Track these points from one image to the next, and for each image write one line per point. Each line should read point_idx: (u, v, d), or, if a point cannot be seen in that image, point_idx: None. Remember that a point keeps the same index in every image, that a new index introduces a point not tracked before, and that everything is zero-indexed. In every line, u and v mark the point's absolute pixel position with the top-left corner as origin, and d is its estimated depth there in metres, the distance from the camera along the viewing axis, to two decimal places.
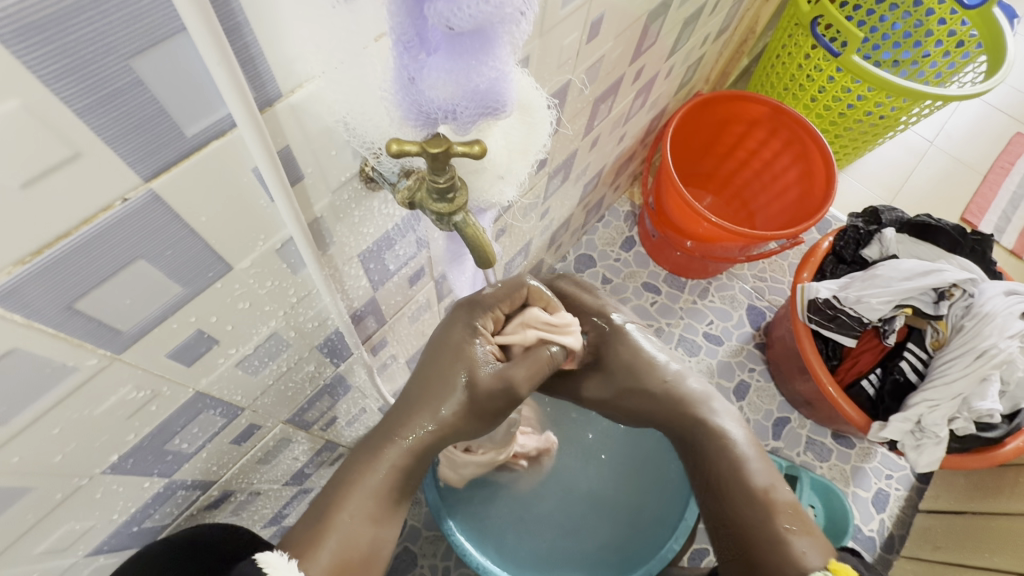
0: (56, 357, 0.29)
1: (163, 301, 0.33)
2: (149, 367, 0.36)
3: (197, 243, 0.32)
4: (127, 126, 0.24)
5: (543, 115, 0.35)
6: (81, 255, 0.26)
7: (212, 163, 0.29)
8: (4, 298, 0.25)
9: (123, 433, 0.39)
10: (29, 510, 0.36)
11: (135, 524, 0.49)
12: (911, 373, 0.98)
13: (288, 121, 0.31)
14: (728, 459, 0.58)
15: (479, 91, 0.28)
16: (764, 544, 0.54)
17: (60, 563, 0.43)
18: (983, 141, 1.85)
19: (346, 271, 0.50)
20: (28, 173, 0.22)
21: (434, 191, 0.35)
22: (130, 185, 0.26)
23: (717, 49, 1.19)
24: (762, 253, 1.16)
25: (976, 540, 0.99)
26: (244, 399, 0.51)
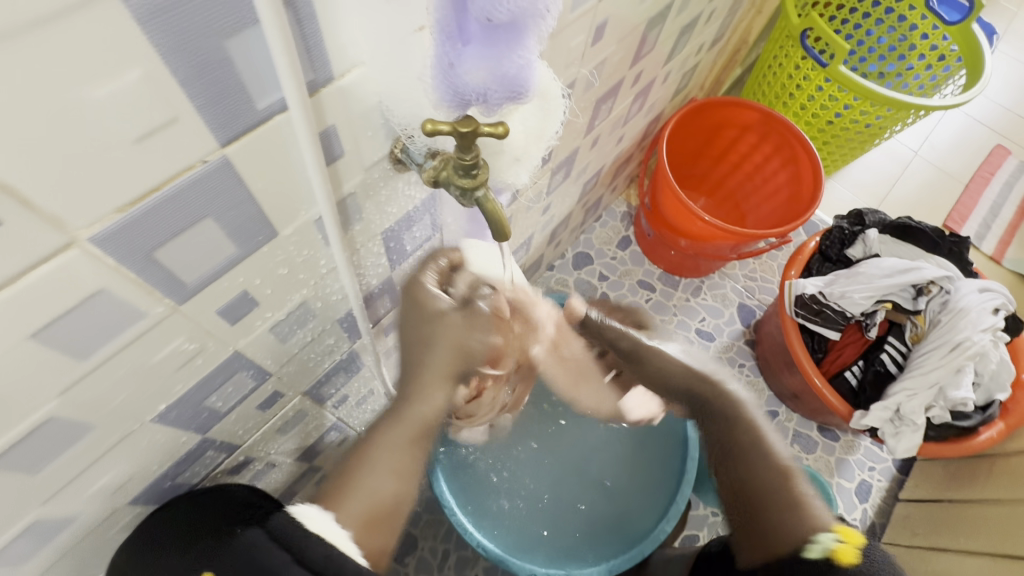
0: (130, 302, 0.33)
1: (220, 259, 0.37)
2: (200, 322, 0.40)
3: (253, 207, 0.36)
4: (213, 97, 0.28)
5: (560, 104, 0.40)
6: (164, 209, 0.31)
7: (275, 136, 0.33)
8: (103, 242, 0.29)
9: (172, 384, 0.43)
10: (89, 450, 0.40)
11: (168, 478, 0.53)
12: (890, 365, 1.04)
13: (336, 101, 0.36)
14: (755, 439, 0.69)
15: (508, 76, 0.33)
16: (785, 512, 0.64)
17: (104, 509, 0.47)
18: (965, 152, 1.92)
19: (369, 248, 0.54)
20: (137, 131, 0.27)
21: (460, 168, 0.40)
22: (208, 149, 0.30)
23: (712, 57, 1.25)
24: (752, 251, 1.21)
25: (952, 526, 1.04)
26: (273, 365, 0.55)
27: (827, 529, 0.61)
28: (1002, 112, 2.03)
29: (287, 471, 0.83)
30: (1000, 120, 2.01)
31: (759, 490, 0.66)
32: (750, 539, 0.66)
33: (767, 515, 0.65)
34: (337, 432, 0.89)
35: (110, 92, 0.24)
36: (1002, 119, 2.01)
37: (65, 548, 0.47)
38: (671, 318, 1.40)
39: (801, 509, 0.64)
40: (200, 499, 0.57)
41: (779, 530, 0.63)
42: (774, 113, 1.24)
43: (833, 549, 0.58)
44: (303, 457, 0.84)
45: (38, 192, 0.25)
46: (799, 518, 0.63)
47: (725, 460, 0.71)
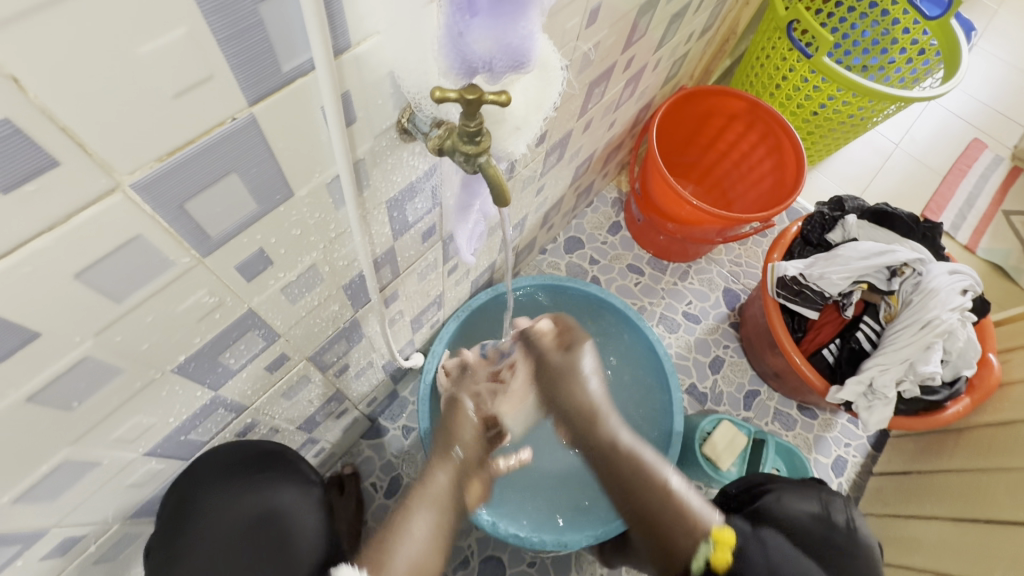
0: (161, 250, 0.36)
1: (242, 215, 0.40)
2: (221, 276, 0.43)
3: (274, 166, 0.39)
4: (245, 58, 0.31)
5: (558, 75, 0.43)
6: (196, 163, 0.34)
7: (296, 98, 0.36)
8: (143, 190, 0.32)
9: (191, 336, 0.45)
10: (116, 393, 0.43)
11: (182, 433, 0.56)
12: (865, 343, 1.09)
13: (352, 69, 0.39)
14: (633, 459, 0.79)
15: (512, 47, 0.36)
16: (671, 523, 0.74)
17: (125, 456, 0.50)
18: (944, 145, 1.99)
19: (374, 215, 0.57)
20: (179, 86, 0.29)
21: (464, 134, 0.43)
22: (238, 107, 0.33)
23: (701, 47, 1.28)
24: (737, 236, 1.26)
25: (920, 493, 1.12)
26: (282, 326, 0.58)
27: (705, 537, 0.73)
28: (980, 107, 2.09)
29: (289, 439, 0.86)
30: (978, 115, 2.08)
31: (649, 513, 0.76)
32: (661, 555, 0.76)
33: (658, 527, 0.75)
34: (337, 403, 0.92)
35: (159, 48, 0.27)
36: (980, 113, 2.08)
37: (87, 494, 0.50)
38: (659, 301, 1.45)
39: (685, 517, 0.74)
40: (236, 450, 0.66)
41: (678, 531, 0.74)
42: (760, 102, 1.28)
43: (713, 558, 0.72)
44: (304, 426, 0.87)
45: (91, 137, 0.28)
46: (682, 520, 0.74)
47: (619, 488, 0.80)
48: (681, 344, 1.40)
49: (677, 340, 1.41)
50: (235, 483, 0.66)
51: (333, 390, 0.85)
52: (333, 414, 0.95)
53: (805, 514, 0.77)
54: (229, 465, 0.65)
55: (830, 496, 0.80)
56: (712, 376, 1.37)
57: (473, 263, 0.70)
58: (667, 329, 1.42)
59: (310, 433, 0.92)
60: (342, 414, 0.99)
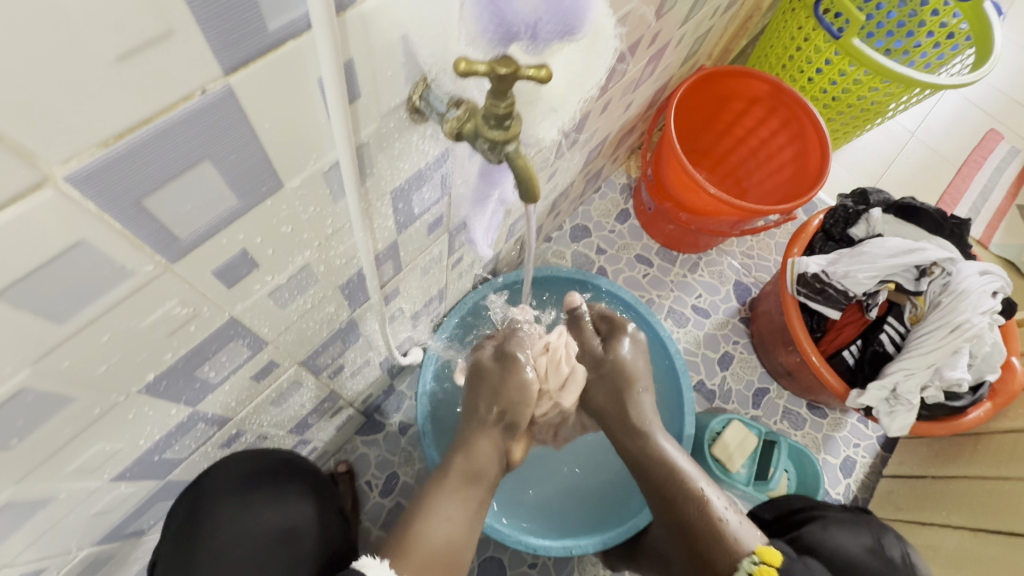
0: (116, 257, 0.29)
1: (219, 211, 0.33)
2: (195, 283, 0.36)
3: (259, 151, 0.32)
4: (218, 9, 0.23)
5: (608, 46, 0.35)
6: (155, 149, 0.26)
7: (287, 64, 0.28)
8: (83, 183, 0.24)
9: (162, 352, 0.38)
10: (70, 422, 0.36)
11: (156, 453, 0.50)
12: (889, 345, 1.04)
13: (356, 31, 0.31)
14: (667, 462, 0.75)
15: (563, 7, 0.28)
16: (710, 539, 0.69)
17: (87, 485, 0.44)
18: (961, 135, 1.92)
19: (377, 207, 0.50)
20: (126, 44, 0.22)
21: (492, 118, 0.36)
22: (210, 77, 0.25)
23: (724, 23, 1.19)
24: (754, 228, 1.19)
25: (935, 500, 1.08)
26: (270, 332, 0.50)
27: (749, 552, 0.67)
28: (999, 96, 2.02)
29: (280, 443, 0.79)
30: (996, 104, 2.01)
31: (691, 526, 0.71)
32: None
33: (703, 544, 0.70)
34: (330, 404, 0.85)
35: None
36: (999, 103, 2.01)
37: (42, 526, 0.43)
38: (667, 294, 1.39)
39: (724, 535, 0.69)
40: (257, 459, 0.65)
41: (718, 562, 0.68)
42: (784, 85, 1.19)
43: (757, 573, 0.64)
44: (296, 429, 0.80)
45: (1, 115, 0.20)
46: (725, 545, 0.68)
47: (659, 501, 0.75)
48: (690, 339, 1.35)
49: (686, 335, 1.36)
50: (248, 495, 0.64)
51: (327, 391, 0.79)
52: (327, 414, 0.88)
53: (859, 547, 0.75)
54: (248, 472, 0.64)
55: (883, 530, 0.78)
56: (721, 372, 1.32)
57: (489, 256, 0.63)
58: (675, 323, 1.36)
59: (302, 436, 0.86)
60: (337, 413, 0.92)
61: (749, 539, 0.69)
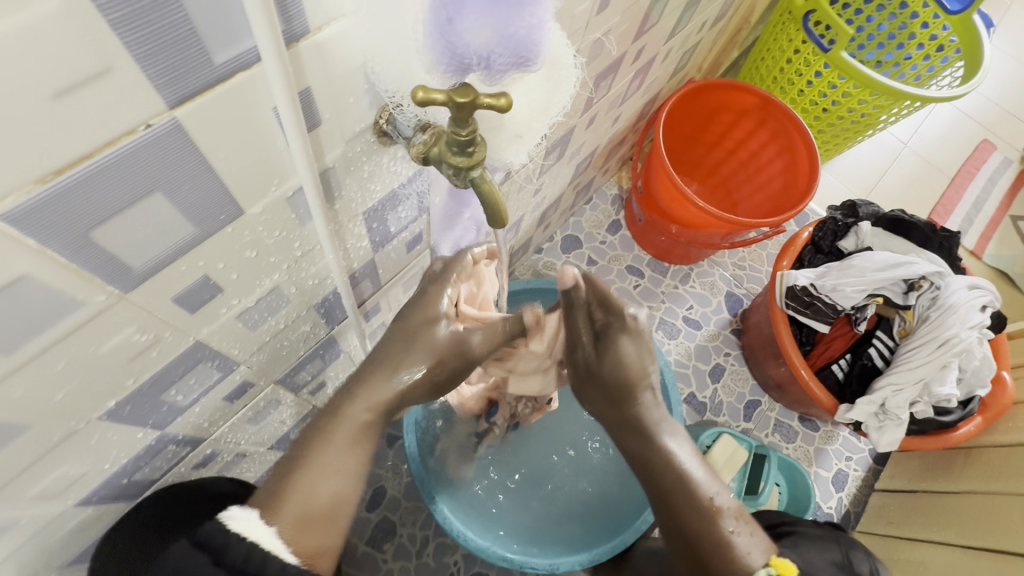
0: (65, 288, 0.28)
1: (175, 240, 0.32)
2: (154, 310, 0.35)
3: (214, 180, 0.31)
4: (158, 45, 0.23)
5: (570, 73, 0.35)
6: (101, 182, 0.26)
7: (239, 95, 0.28)
8: (23, 220, 0.24)
9: (123, 378, 0.38)
10: (26, 451, 0.35)
11: (126, 476, 0.49)
12: (877, 359, 1.03)
13: (312, 60, 0.31)
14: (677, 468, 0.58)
15: (515, 38, 0.28)
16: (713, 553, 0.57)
17: (50, 510, 0.43)
18: (954, 145, 1.92)
19: (349, 228, 0.49)
20: (60, 82, 0.22)
21: (454, 144, 0.35)
22: (155, 110, 0.25)
23: (712, 36, 1.19)
24: (744, 241, 1.18)
25: (926, 516, 1.07)
26: (241, 353, 0.50)
27: (763, 564, 0.57)
28: (992, 107, 2.03)
29: (260, 460, 0.78)
30: (988, 115, 2.01)
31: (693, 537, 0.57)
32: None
33: (702, 556, 0.58)
34: None
35: (23, 30, 0.19)
36: (992, 114, 2.01)
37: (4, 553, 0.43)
38: (658, 305, 1.38)
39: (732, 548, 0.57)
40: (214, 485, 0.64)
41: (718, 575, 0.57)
42: (774, 98, 1.20)
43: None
44: (278, 445, 0.80)
45: None
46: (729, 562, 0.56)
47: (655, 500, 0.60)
48: (681, 351, 1.34)
49: (677, 347, 1.35)
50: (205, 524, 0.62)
51: (308, 407, 0.78)
52: None
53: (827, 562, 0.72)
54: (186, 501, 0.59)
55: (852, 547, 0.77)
56: (712, 385, 1.31)
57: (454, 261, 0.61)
58: (666, 334, 1.35)
59: None
60: None
61: (757, 549, 0.58)
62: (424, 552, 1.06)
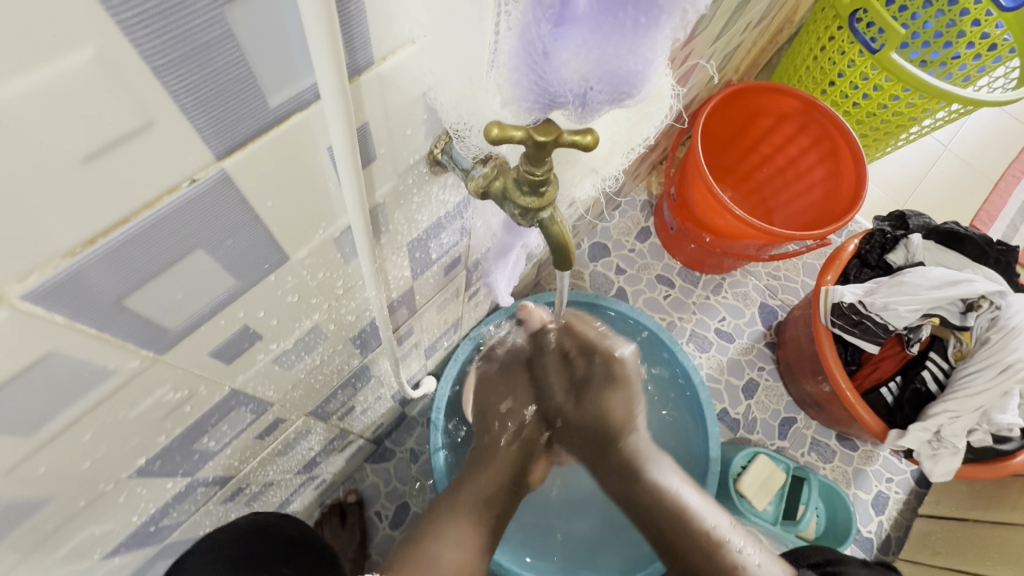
0: (95, 359, 0.25)
1: (215, 295, 0.29)
2: (191, 366, 0.32)
3: (260, 231, 0.28)
4: (209, 91, 0.19)
5: (663, 107, 0.30)
6: (136, 247, 0.22)
7: (294, 138, 0.24)
8: (47, 297, 0.20)
9: (155, 436, 0.35)
10: (50, 519, 0.33)
11: (153, 523, 0.46)
12: (932, 383, 0.98)
13: (373, 94, 0.27)
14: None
15: (619, 73, 0.24)
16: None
17: (75, 567, 0.41)
18: (997, 148, 1.82)
19: (391, 259, 0.45)
20: (93, 143, 0.18)
21: (526, 183, 0.31)
22: (200, 163, 0.21)
23: (754, 36, 1.13)
24: (784, 253, 1.12)
25: (981, 548, 1.00)
26: (275, 394, 0.46)
27: None
28: None
29: (286, 485, 0.75)
30: None
31: None
32: None
33: None
34: (341, 441, 0.81)
35: (45, 86, 0.16)
36: None
37: None
38: (689, 317, 1.29)
39: None
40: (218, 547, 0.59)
41: None
42: (818, 102, 1.13)
43: None
44: (304, 469, 0.76)
45: None
46: None
47: None
48: (713, 365, 1.26)
49: (708, 360, 1.26)
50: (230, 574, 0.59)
51: (337, 431, 0.74)
52: (336, 450, 0.84)
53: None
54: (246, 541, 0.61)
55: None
56: (746, 402, 1.23)
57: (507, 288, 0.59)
58: (698, 347, 1.27)
59: (310, 475, 0.81)
60: (348, 448, 0.88)
61: None
62: None
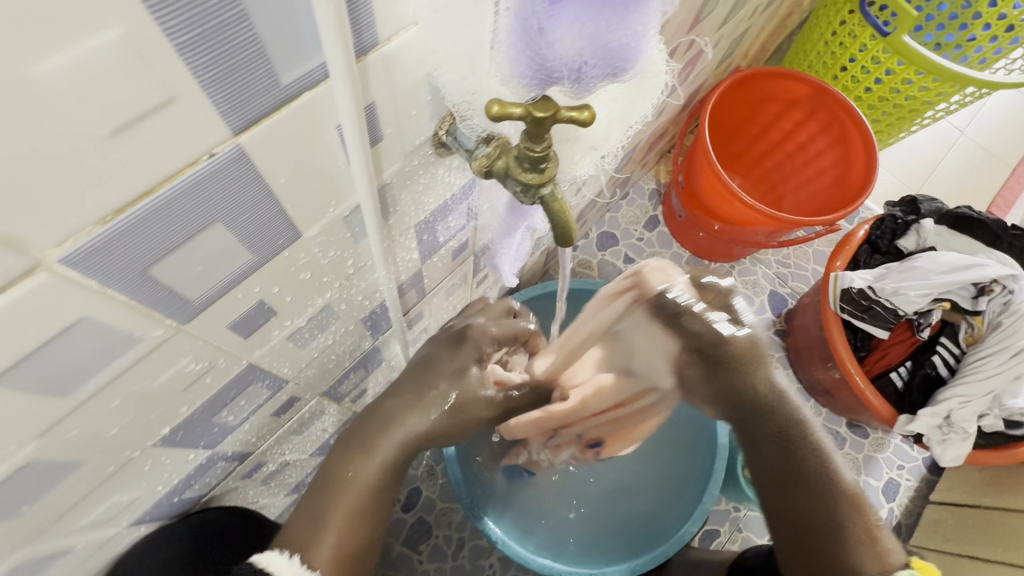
0: (123, 327, 0.27)
1: (232, 269, 0.30)
2: (209, 339, 0.34)
3: (274, 207, 0.29)
4: (224, 70, 0.21)
5: (657, 82, 0.32)
6: (161, 220, 0.24)
7: (305, 115, 0.26)
8: (82, 262, 0.22)
9: (177, 406, 0.37)
10: (81, 484, 0.35)
11: (176, 494, 0.49)
12: (942, 368, 0.97)
13: (378, 74, 0.28)
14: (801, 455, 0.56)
15: (612, 48, 0.25)
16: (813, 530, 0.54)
17: (102, 534, 0.44)
18: (1015, 133, 1.77)
19: (400, 241, 0.47)
20: (121, 117, 0.19)
21: (526, 160, 0.32)
22: (218, 138, 0.23)
23: (763, 20, 1.11)
24: (793, 240, 1.10)
25: (991, 534, 0.99)
26: (290, 371, 0.48)
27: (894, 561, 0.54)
28: None
29: (301, 466, 0.77)
30: None
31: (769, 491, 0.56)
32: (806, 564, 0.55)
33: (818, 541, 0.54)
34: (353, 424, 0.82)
35: (80, 61, 0.17)
36: None
37: (81, 558, 0.45)
38: None
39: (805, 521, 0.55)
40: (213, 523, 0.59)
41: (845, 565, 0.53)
42: (828, 86, 1.12)
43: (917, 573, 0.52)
44: (318, 451, 0.78)
45: None
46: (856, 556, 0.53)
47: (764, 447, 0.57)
48: None
49: None
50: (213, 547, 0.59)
51: (349, 414, 0.76)
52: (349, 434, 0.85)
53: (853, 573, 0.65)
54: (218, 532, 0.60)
55: None
56: None
57: (509, 276, 0.61)
58: None
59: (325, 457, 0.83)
60: None
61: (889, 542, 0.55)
62: (460, 554, 0.99)
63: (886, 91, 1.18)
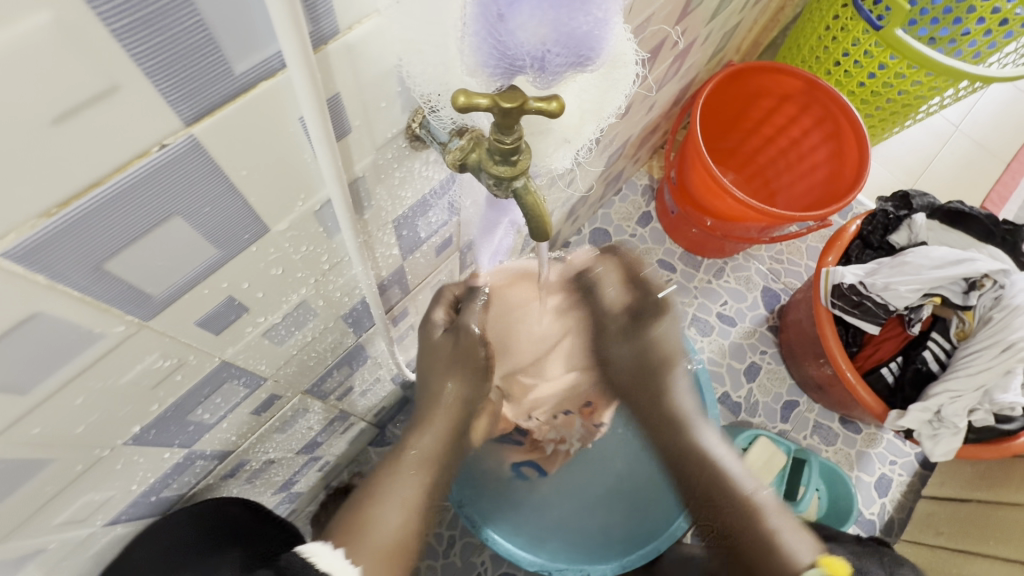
0: (82, 322, 0.26)
1: (197, 263, 0.30)
2: (177, 335, 0.33)
3: (237, 200, 0.29)
4: (170, 57, 0.20)
5: (628, 72, 0.31)
6: (113, 211, 0.23)
7: (264, 106, 0.25)
8: (29, 255, 0.22)
9: (147, 404, 0.36)
10: (50, 483, 0.35)
11: (154, 493, 0.49)
12: (932, 363, 0.97)
13: (341, 65, 0.27)
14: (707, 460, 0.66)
15: (575, 36, 0.25)
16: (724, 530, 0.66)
17: (77, 533, 0.43)
18: (1009, 128, 1.77)
19: (378, 237, 0.46)
20: (61, 106, 0.19)
21: (497, 153, 0.31)
22: (169, 129, 0.22)
23: (754, 15, 1.11)
24: (785, 236, 1.10)
25: (982, 528, 1.00)
26: (268, 368, 0.48)
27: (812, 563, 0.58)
28: None
29: (288, 464, 0.76)
30: None
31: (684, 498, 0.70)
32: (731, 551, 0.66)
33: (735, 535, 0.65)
34: (341, 422, 0.82)
35: (10, 46, 0.17)
36: None
37: (57, 558, 0.44)
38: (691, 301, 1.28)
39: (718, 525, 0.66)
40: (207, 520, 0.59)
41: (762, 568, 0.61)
42: (820, 81, 1.11)
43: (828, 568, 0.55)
44: (304, 450, 0.77)
45: None
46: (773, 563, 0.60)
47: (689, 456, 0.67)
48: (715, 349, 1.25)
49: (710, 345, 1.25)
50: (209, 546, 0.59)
51: (335, 412, 0.76)
52: (337, 432, 0.85)
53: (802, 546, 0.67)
54: (199, 529, 0.58)
55: None
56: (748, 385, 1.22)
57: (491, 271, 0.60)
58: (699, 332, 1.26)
59: (313, 455, 0.83)
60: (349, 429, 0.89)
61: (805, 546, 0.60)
62: (451, 552, 0.99)
63: (879, 86, 1.17)
